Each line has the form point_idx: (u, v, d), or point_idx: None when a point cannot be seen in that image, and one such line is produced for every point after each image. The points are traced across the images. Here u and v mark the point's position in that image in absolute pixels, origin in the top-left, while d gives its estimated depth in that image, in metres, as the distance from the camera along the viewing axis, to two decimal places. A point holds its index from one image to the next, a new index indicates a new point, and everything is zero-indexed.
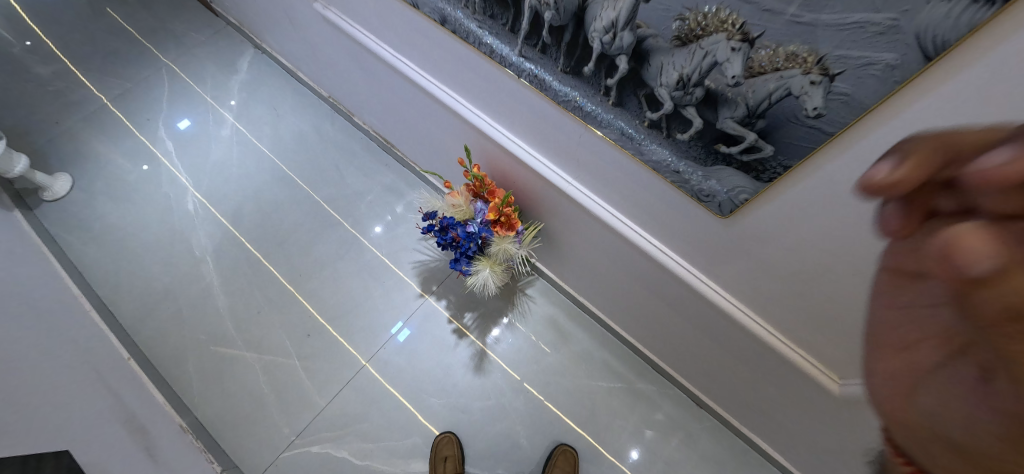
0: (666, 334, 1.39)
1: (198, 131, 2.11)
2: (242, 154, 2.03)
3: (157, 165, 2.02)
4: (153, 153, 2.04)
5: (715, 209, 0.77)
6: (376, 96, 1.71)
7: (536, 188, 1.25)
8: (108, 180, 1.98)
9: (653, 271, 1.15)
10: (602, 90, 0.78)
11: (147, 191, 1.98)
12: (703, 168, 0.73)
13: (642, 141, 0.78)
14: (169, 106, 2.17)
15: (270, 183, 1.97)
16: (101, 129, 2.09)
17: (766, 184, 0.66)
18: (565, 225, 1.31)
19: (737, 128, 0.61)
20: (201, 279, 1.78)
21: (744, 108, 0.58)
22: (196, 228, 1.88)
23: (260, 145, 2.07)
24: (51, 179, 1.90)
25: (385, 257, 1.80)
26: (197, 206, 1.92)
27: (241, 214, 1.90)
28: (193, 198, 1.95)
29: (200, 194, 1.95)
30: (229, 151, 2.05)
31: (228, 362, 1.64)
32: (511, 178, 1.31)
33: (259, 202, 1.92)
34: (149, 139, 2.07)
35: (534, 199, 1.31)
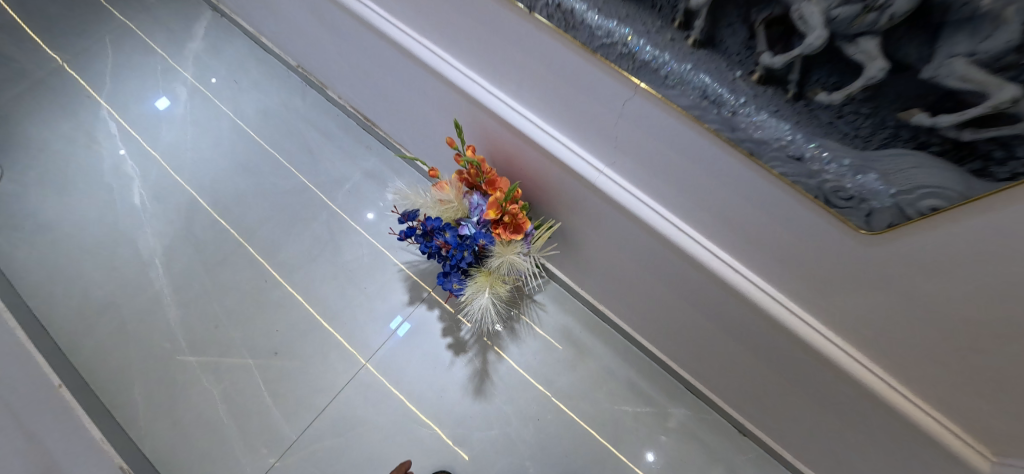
0: (713, 358, 1.10)
1: (144, 109, 1.78)
2: (197, 136, 1.71)
3: (97, 150, 1.71)
4: (92, 138, 1.72)
5: (864, 217, 0.51)
6: (348, 61, 1.38)
7: (550, 175, 0.96)
8: (39, 169, 1.67)
9: (708, 287, 0.86)
10: (681, 25, 0.51)
11: (86, 181, 1.67)
12: (856, 153, 0.46)
13: (744, 108, 0.51)
14: (110, 80, 1.83)
15: (230, 170, 1.66)
16: (30, 107, 1.76)
17: (997, 185, 0.38)
18: (587, 223, 1.01)
19: (965, 79, 0.33)
20: (150, 288, 1.50)
21: (1007, 33, 0.29)
22: (144, 225, 1.59)
23: (218, 125, 1.74)
24: None
25: (366, 259, 1.50)
26: (145, 199, 1.63)
27: (195, 208, 1.60)
28: (140, 190, 1.65)
29: (149, 186, 1.65)
30: (182, 133, 1.72)
31: (183, 388, 1.38)
32: (516, 161, 1.01)
33: (216, 194, 1.61)
34: (87, 119, 1.75)
35: (546, 189, 1.01)
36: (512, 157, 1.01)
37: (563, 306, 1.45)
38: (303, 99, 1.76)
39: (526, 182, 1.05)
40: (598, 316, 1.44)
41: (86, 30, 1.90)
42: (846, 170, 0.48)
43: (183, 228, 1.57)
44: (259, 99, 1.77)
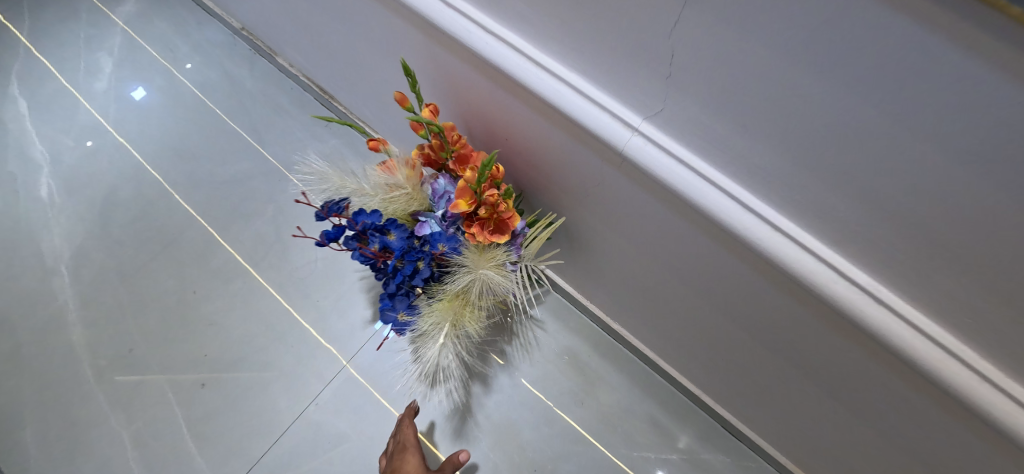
0: (775, 403, 0.80)
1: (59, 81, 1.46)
2: (121, 114, 1.40)
3: None
4: None
5: None
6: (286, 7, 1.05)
7: (552, 141, 0.65)
8: None
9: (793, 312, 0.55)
10: None
11: None
12: None
13: None
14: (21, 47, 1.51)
15: (159, 154, 1.35)
16: None
17: None
18: (600, 213, 0.70)
19: None
20: (52, 302, 1.20)
21: None
22: (48, 224, 1.28)
23: (147, 100, 1.42)
24: None
25: (321, 264, 1.20)
26: (53, 191, 1.32)
27: (113, 202, 1.29)
28: (49, 179, 1.34)
29: (58, 175, 1.34)
30: (102, 110, 1.40)
31: (87, 429, 1.09)
32: (500, 124, 0.70)
33: (140, 184, 1.31)
34: None
35: (542, 164, 0.70)
36: (494, 117, 0.70)
37: (564, 322, 1.14)
38: (249, 69, 1.44)
39: (515, 156, 0.74)
40: (609, 335, 1.13)
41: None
42: None
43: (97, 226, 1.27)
44: (195, 69, 1.45)
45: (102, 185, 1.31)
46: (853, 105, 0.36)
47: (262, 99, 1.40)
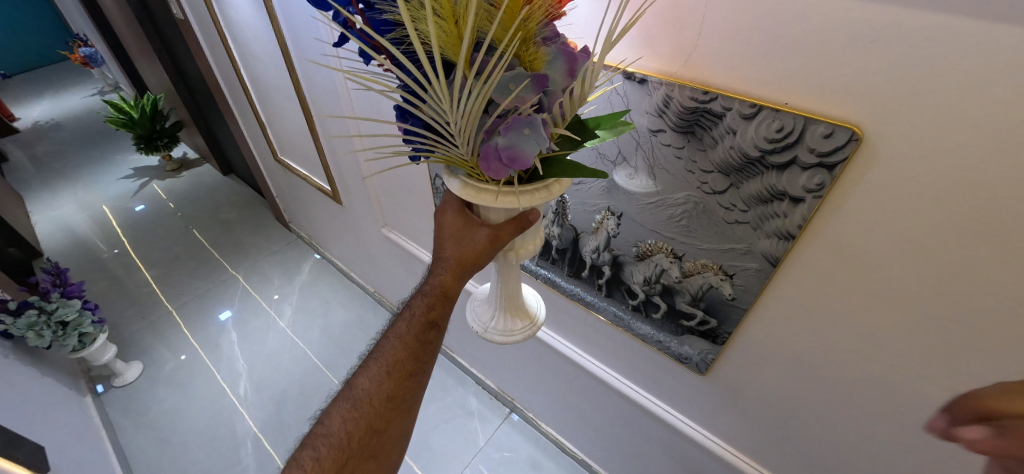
0: None
1: (245, 314, 1.92)
2: (295, 339, 1.81)
3: (198, 352, 1.77)
4: (168, 342, 1.81)
5: (694, 367, 0.78)
6: (395, 277, 1.69)
7: (552, 372, 1.21)
8: (122, 351, 1.78)
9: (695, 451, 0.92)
10: (595, 286, 0.84)
11: (158, 372, 1.71)
12: (676, 336, 0.76)
13: (631, 321, 0.82)
14: (198, 293, 2.03)
15: (313, 365, 1.71)
16: (136, 310, 1.96)
17: (723, 345, 0.71)
18: (580, 411, 1.23)
19: (688, 308, 0.70)
20: (217, 451, 1.47)
21: (689, 295, 0.68)
22: (152, 434, 1.51)
23: (295, 328, 1.85)
24: (124, 365, 1.66)
25: (414, 447, 1.48)
26: (247, 388, 1.64)
27: (284, 399, 1.61)
28: (246, 380, 1.67)
29: (251, 374, 1.69)
30: (221, 341, 1.81)
31: None
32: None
33: (303, 385, 1.64)
34: (189, 319, 1.90)
35: (551, 382, 1.26)
36: (526, 355, 1.26)
37: None
38: (342, 301, 1.96)
39: (527, 391, 1.41)
40: None
41: (209, 237, 2.33)
42: (674, 343, 0.78)
43: (189, 436, 1.51)
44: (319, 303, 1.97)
45: (209, 396, 1.62)
46: (646, 365, 0.91)
47: (371, 320, 1.87)
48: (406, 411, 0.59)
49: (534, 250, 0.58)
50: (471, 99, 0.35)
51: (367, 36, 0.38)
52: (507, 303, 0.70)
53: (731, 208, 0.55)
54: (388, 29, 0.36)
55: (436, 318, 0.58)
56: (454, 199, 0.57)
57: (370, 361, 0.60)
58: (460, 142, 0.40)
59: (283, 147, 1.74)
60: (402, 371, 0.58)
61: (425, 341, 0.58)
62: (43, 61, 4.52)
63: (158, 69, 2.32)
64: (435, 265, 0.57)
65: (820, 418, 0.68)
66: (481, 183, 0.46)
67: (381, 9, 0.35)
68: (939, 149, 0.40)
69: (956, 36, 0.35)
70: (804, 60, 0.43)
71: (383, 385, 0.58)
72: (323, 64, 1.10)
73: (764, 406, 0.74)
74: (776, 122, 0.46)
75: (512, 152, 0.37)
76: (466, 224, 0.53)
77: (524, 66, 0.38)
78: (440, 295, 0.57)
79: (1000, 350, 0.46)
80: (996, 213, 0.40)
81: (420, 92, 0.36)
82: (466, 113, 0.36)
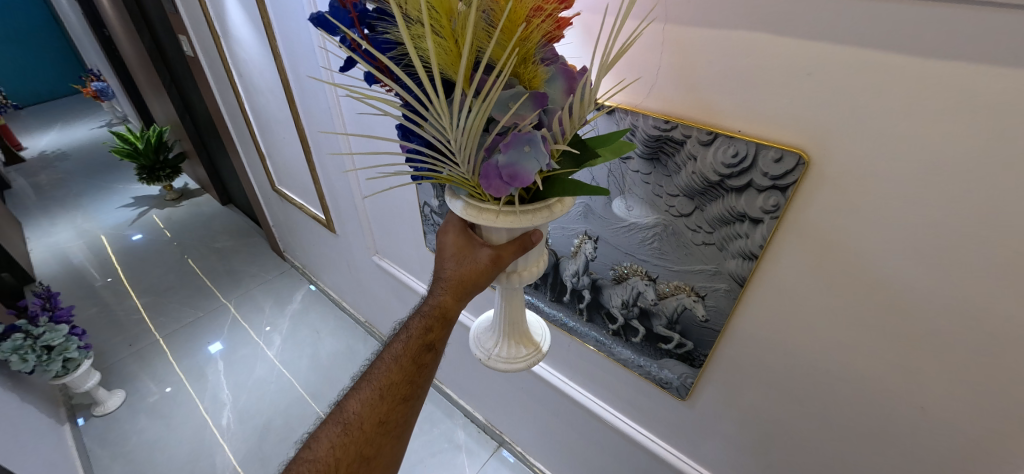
0: None
1: (234, 343, 1.90)
2: (282, 369, 1.78)
3: (184, 383, 1.74)
4: (153, 371, 1.79)
5: (675, 392, 0.78)
6: (385, 306, 1.69)
7: (540, 402, 1.19)
8: (105, 380, 1.75)
9: None
10: (576, 310, 0.85)
11: (141, 401, 1.67)
12: (656, 360, 0.77)
13: (612, 345, 0.83)
14: (187, 322, 2.01)
15: (299, 396, 1.68)
16: (123, 338, 1.94)
17: (701, 368, 0.71)
18: (568, 444, 1.20)
19: (665, 331, 0.71)
20: None
21: (665, 318, 0.69)
22: (127, 467, 1.46)
23: (282, 358, 1.82)
24: (106, 393, 1.63)
25: None
26: (230, 420, 1.60)
27: (267, 430, 1.57)
28: (229, 411, 1.64)
29: (236, 405, 1.66)
30: (207, 370, 1.78)
31: None
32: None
33: (288, 417, 1.61)
34: (175, 349, 1.87)
35: (539, 414, 1.23)
36: (514, 384, 1.25)
37: None
38: (332, 330, 1.95)
39: (516, 423, 1.38)
40: None
41: (203, 265, 2.34)
42: (655, 368, 0.78)
43: (167, 469, 1.46)
44: (308, 332, 1.95)
45: (191, 428, 1.58)
46: (629, 392, 0.90)
47: (360, 350, 1.85)
48: (397, 436, 0.59)
49: (535, 272, 0.59)
50: (470, 116, 0.37)
51: (371, 58, 0.40)
52: (510, 330, 0.70)
53: (697, 230, 0.57)
54: (390, 48, 0.39)
55: (433, 342, 0.58)
56: (456, 219, 0.59)
57: (362, 383, 0.60)
58: (461, 160, 0.42)
59: (281, 177, 1.78)
60: (397, 396, 0.58)
61: (420, 364, 0.59)
62: (55, 94, 4.68)
63: (166, 103, 2.41)
64: (435, 286, 0.58)
65: (799, 441, 0.68)
66: (484, 202, 0.48)
67: (386, 30, 0.38)
68: (874, 169, 0.43)
69: (875, 65, 0.39)
70: (751, 91, 0.47)
71: (376, 411, 0.58)
72: (320, 97, 1.16)
73: (746, 431, 0.74)
74: (731, 148, 0.49)
75: (512, 170, 0.38)
76: (469, 245, 0.55)
77: (525, 84, 0.41)
78: (439, 316, 0.57)
79: (955, 362, 0.47)
80: (933, 226, 0.42)
81: (422, 110, 0.38)
82: (466, 130, 0.38)
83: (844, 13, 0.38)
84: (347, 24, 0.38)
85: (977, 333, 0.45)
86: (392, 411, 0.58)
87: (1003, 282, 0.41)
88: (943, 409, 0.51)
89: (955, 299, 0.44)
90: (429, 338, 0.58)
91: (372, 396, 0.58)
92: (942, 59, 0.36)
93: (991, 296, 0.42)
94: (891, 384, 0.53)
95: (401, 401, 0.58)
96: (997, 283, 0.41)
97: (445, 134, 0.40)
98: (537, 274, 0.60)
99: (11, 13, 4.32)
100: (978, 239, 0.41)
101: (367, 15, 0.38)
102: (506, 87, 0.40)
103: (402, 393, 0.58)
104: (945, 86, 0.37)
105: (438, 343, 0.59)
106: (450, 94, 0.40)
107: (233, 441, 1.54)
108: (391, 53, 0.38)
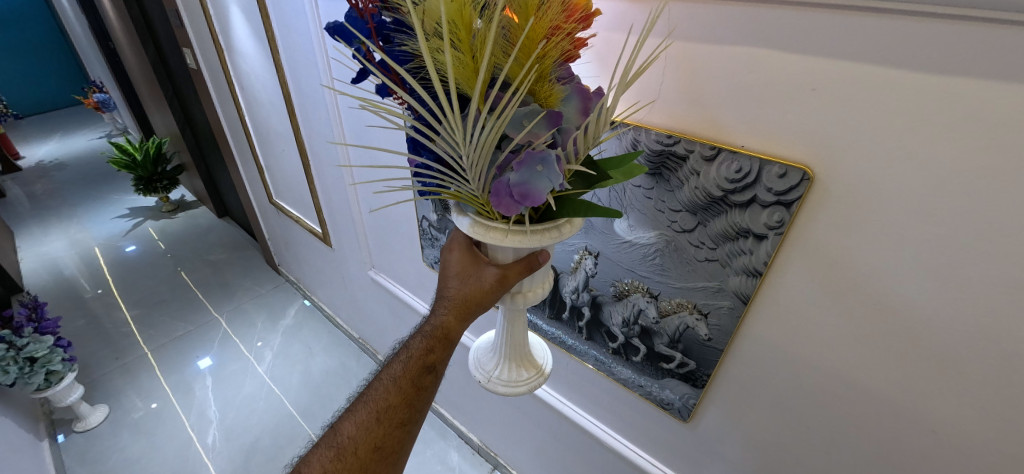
0: None
1: (223, 358, 1.85)
2: (272, 386, 1.73)
3: (169, 399, 1.69)
4: (138, 386, 1.74)
5: (677, 414, 0.76)
6: (380, 322, 1.66)
7: (538, 424, 1.16)
8: (87, 394, 1.69)
9: None
10: (575, 328, 0.83)
11: (124, 418, 1.62)
12: (657, 380, 0.75)
13: (611, 364, 0.81)
14: (176, 336, 1.96)
15: (289, 414, 1.63)
16: (110, 351, 1.89)
17: (704, 390, 0.69)
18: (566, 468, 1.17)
19: (667, 350, 0.69)
20: None
21: (667, 336, 0.68)
22: None
23: (272, 374, 1.78)
24: (89, 408, 1.59)
25: None
26: (216, 438, 1.55)
27: (254, 449, 1.52)
28: (215, 428, 1.58)
29: (222, 422, 1.60)
30: (195, 386, 1.74)
31: None
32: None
33: (276, 435, 1.56)
34: (162, 363, 1.83)
35: (536, 436, 1.20)
36: (511, 405, 1.21)
37: None
38: (325, 347, 1.91)
39: (511, 444, 1.34)
40: None
41: (196, 278, 2.30)
42: (656, 388, 0.76)
43: None
44: (299, 347, 1.91)
45: (174, 447, 1.52)
46: (630, 414, 0.88)
47: (353, 367, 1.81)
48: (392, 464, 0.56)
49: (540, 293, 0.58)
50: (484, 132, 0.36)
51: (386, 69, 0.39)
52: (513, 352, 0.68)
53: (700, 245, 0.57)
54: (406, 60, 0.38)
55: (435, 363, 0.57)
56: (461, 236, 0.58)
57: (359, 405, 0.58)
58: (471, 176, 0.41)
59: (279, 190, 1.78)
60: (396, 421, 0.56)
61: (421, 386, 0.57)
62: (56, 105, 4.71)
63: (167, 115, 2.41)
64: (438, 305, 0.57)
65: (807, 466, 0.65)
66: (492, 221, 0.47)
67: (401, 43, 0.37)
68: (882, 186, 0.42)
69: (882, 80, 0.39)
70: (755, 107, 0.47)
71: (373, 436, 0.55)
72: (323, 111, 1.16)
73: (752, 456, 0.71)
74: (734, 163, 0.49)
75: (523, 188, 0.37)
76: (474, 263, 0.54)
77: (540, 103, 0.40)
78: (441, 337, 0.56)
79: (968, 385, 0.46)
80: (943, 245, 0.42)
81: (434, 123, 0.37)
82: (478, 146, 0.38)
83: (848, 29, 0.39)
84: (364, 34, 0.37)
85: (992, 355, 0.43)
86: (391, 437, 0.56)
87: (1016, 303, 0.40)
88: (957, 434, 0.50)
89: (967, 319, 0.43)
90: (430, 360, 0.57)
91: (370, 420, 0.56)
92: (949, 76, 0.36)
93: (1006, 319, 0.41)
94: (901, 407, 0.52)
95: (400, 426, 0.56)
96: (1010, 305, 0.40)
97: (457, 150, 0.39)
98: (541, 296, 0.59)
99: (19, 26, 4.39)
100: (991, 259, 0.40)
101: (384, 27, 0.37)
102: (521, 105, 0.40)
103: (402, 417, 0.56)
104: (951, 102, 0.36)
105: (440, 365, 0.57)
106: (464, 110, 0.40)
107: (217, 461, 1.48)
108: (406, 65, 0.37)
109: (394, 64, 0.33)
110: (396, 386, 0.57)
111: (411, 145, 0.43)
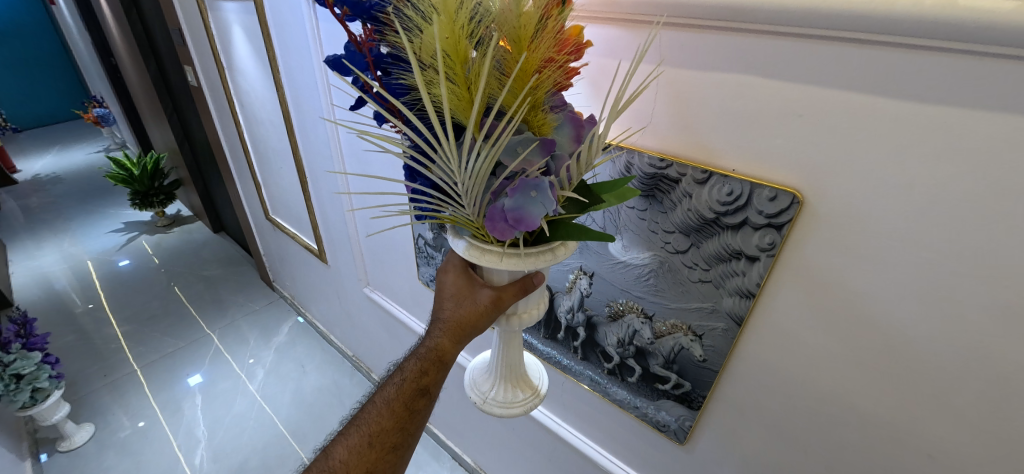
0: None
1: (213, 375, 1.82)
2: (263, 405, 1.70)
3: (157, 417, 1.65)
4: (125, 404, 1.70)
5: (673, 436, 0.75)
6: (373, 339, 1.65)
7: (533, 446, 1.14)
8: (73, 412, 1.65)
9: None
10: (571, 348, 0.83)
11: (109, 437, 1.58)
12: (653, 401, 0.74)
13: (607, 385, 0.80)
14: (166, 353, 1.93)
15: (278, 434, 1.60)
16: (98, 368, 1.86)
17: (700, 411, 0.69)
18: None
19: (662, 371, 0.69)
20: None
21: (662, 357, 0.68)
22: None
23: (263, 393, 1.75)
24: (74, 427, 1.55)
25: None
26: (203, 458, 1.51)
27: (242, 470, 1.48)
28: (203, 448, 1.55)
29: (211, 442, 1.57)
30: (184, 404, 1.70)
31: None
32: (619, 26, 0.51)
33: (265, 456, 1.52)
34: (151, 381, 1.79)
35: (531, 458, 1.18)
36: (506, 426, 1.19)
37: None
38: (317, 364, 1.88)
39: (506, 467, 1.31)
40: None
41: (189, 294, 2.28)
42: (651, 408, 0.75)
43: None
44: (291, 365, 1.88)
45: (160, 467, 1.49)
46: (626, 437, 0.86)
47: (346, 386, 1.79)
48: None
49: (535, 315, 0.58)
50: (479, 160, 0.37)
51: (383, 100, 0.40)
52: (507, 372, 0.67)
53: (694, 266, 0.57)
54: (402, 93, 0.39)
55: (428, 387, 0.56)
56: (457, 258, 0.58)
57: (352, 428, 0.57)
58: (466, 202, 0.42)
59: (275, 206, 1.78)
60: (388, 445, 0.55)
61: (413, 410, 0.56)
62: (55, 119, 4.73)
63: (167, 130, 2.43)
64: (434, 326, 0.57)
65: None
66: (487, 244, 0.48)
67: (399, 76, 0.38)
68: (871, 210, 0.43)
69: (868, 109, 0.40)
70: (746, 133, 0.47)
71: (364, 460, 0.54)
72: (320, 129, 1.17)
73: None
74: (725, 187, 0.50)
75: (518, 213, 0.38)
76: (469, 285, 0.54)
77: (533, 131, 0.41)
78: (436, 359, 0.55)
79: (963, 409, 0.46)
80: (933, 269, 0.42)
81: (430, 152, 0.38)
82: (474, 174, 0.38)
83: (833, 60, 0.40)
84: (362, 68, 0.38)
85: (985, 379, 0.43)
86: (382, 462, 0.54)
87: (1007, 328, 0.40)
88: (955, 460, 0.49)
89: (960, 344, 0.43)
90: (424, 383, 0.56)
91: (362, 444, 0.55)
92: (932, 105, 0.37)
93: (998, 344, 0.41)
94: (898, 431, 0.51)
95: (392, 450, 0.55)
96: (1002, 329, 0.40)
97: (452, 177, 0.40)
98: (536, 317, 0.59)
99: (23, 41, 4.45)
100: (981, 284, 0.40)
101: (382, 60, 0.38)
102: (516, 133, 0.40)
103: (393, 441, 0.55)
104: (937, 130, 0.37)
105: (433, 388, 0.56)
106: (459, 138, 0.40)
107: None
108: (404, 98, 0.38)
109: (391, 98, 0.33)
110: (389, 409, 0.56)
111: (407, 172, 0.43)
